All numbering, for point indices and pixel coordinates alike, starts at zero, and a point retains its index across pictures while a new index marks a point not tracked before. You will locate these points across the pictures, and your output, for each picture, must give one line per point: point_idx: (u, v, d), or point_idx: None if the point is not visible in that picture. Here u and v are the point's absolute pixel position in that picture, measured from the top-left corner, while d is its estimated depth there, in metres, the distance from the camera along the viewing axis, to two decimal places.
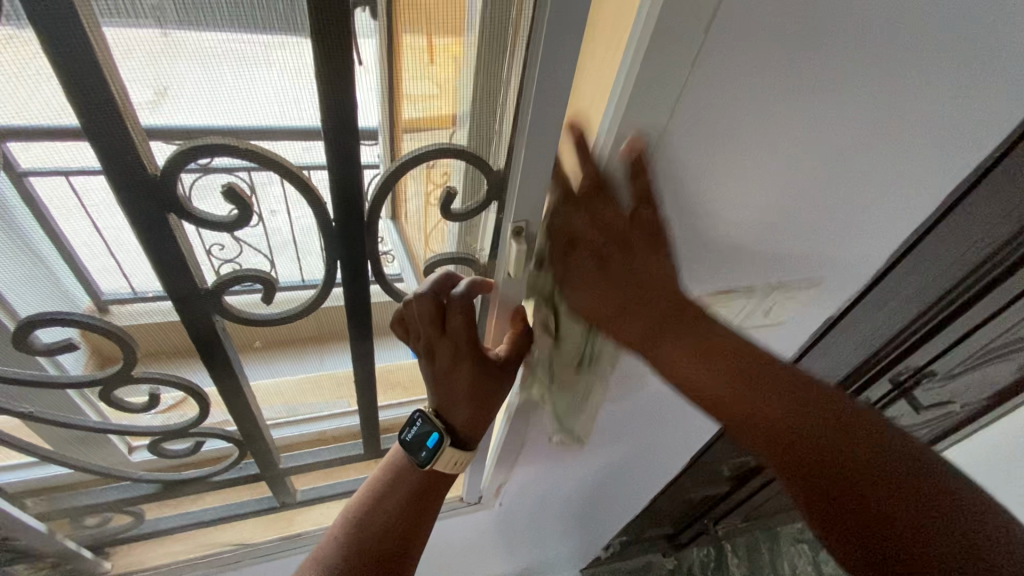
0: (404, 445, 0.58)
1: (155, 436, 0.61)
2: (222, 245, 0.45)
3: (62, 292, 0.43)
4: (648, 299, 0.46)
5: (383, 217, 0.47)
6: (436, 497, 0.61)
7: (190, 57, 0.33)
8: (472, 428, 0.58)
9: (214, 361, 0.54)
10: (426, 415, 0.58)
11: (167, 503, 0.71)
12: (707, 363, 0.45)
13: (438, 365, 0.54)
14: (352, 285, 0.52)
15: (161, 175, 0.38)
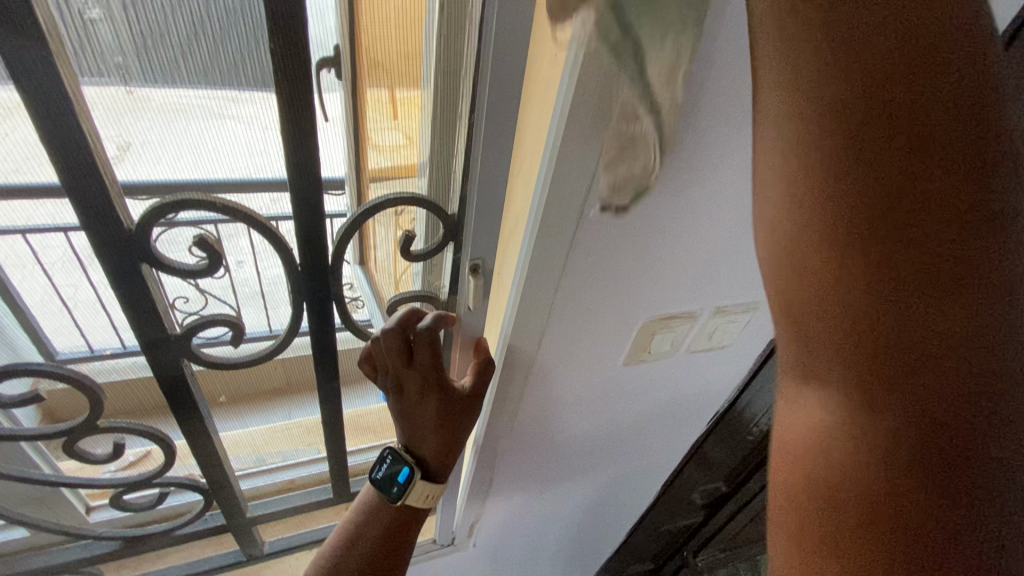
0: (375, 484, 0.59)
1: (117, 489, 0.60)
2: (185, 299, 0.47)
3: (15, 349, 0.45)
4: None
5: (350, 261, 0.51)
6: (408, 535, 0.61)
7: (150, 112, 0.36)
8: (441, 462, 0.60)
9: (181, 409, 0.55)
10: (396, 451, 0.59)
11: (127, 562, 0.69)
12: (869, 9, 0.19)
13: (405, 401, 0.56)
14: (319, 330, 0.54)
15: (135, 229, 0.41)
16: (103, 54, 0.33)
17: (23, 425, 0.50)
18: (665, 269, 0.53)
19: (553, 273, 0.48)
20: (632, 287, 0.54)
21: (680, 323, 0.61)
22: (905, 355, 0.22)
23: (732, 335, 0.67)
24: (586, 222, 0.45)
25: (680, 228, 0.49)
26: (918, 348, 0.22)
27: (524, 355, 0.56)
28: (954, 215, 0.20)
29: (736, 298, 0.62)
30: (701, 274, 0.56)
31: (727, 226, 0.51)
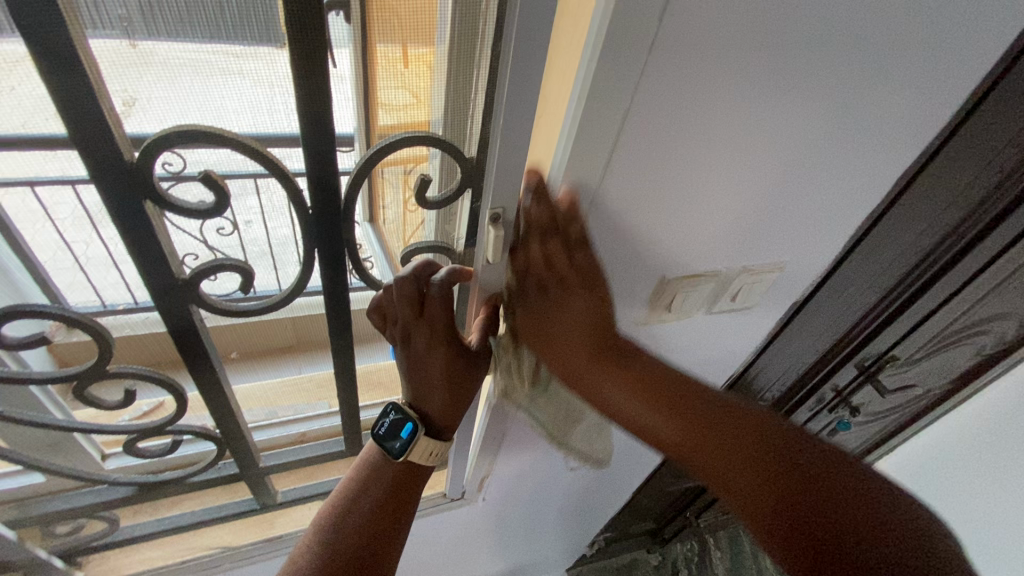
0: (378, 440, 0.58)
1: (131, 437, 0.59)
2: (196, 255, 0.46)
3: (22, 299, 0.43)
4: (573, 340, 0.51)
5: (361, 220, 0.50)
6: (410, 495, 0.60)
7: (156, 70, 0.34)
8: (446, 418, 0.59)
9: (193, 358, 0.53)
10: (399, 407, 0.58)
11: (144, 508, 0.69)
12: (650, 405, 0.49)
13: (412, 353, 0.54)
14: (331, 277, 0.52)
15: (135, 160, 0.37)
16: (106, 6, 0.31)
17: (31, 365, 0.49)
18: (693, 224, 0.50)
19: (577, 226, 0.45)
20: (657, 242, 0.51)
21: (705, 283, 0.59)
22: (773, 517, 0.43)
23: (757, 296, 0.65)
24: (614, 169, 0.42)
25: (711, 178, 0.46)
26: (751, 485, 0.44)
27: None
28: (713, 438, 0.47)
29: (762, 257, 0.59)
30: (729, 230, 0.53)
31: (758, 178, 0.49)
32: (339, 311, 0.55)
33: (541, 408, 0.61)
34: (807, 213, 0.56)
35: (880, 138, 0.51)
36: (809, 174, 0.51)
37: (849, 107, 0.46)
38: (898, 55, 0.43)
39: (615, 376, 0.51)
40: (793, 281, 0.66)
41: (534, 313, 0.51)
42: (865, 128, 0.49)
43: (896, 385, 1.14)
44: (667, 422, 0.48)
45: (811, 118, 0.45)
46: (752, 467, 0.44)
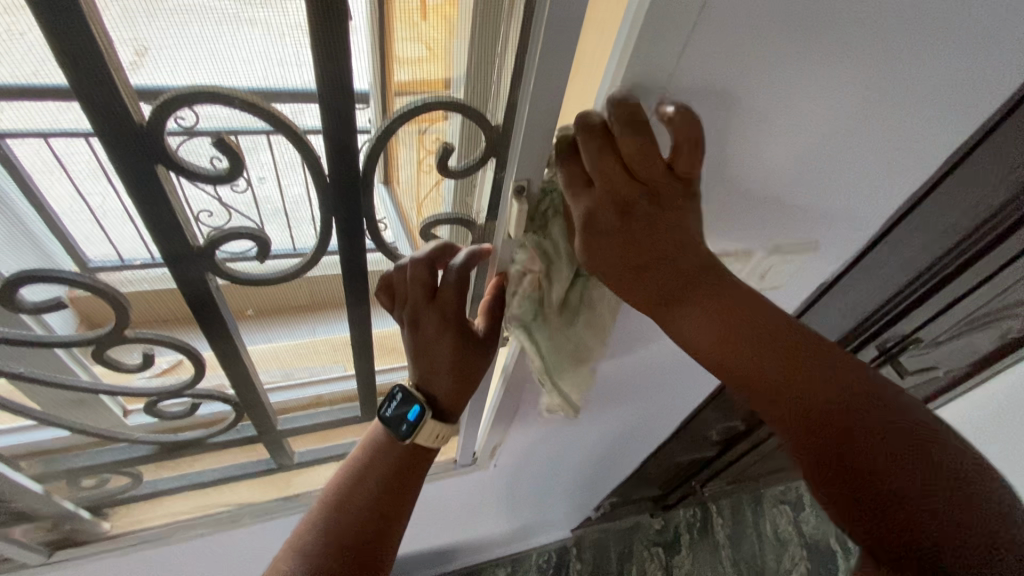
0: (384, 423, 0.58)
1: (150, 398, 0.60)
2: (210, 213, 0.43)
3: (45, 256, 0.42)
4: (715, 294, 0.46)
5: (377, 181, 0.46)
6: (417, 474, 0.60)
7: (165, 15, 0.31)
8: (453, 402, 0.59)
9: (208, 322, 0.52)
10: (406, 390, 0.58)
11: (165, 465, 0.70)
12: (706, 316, 0.46)
13: (421, 336, 0.54)
14: (348, 248, 0.50)
15: (147, 123, 0.36)
16: None
17: (56, 331, 0.49)
18: (726, 194, 0.48)
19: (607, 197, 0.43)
20: None
21: (734, 261, 0.57)
22: (801, 391, 0.44)
23: (786, 277, 0.62)
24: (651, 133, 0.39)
25: (749, 146, 0.44)
26: (810, 409, 0.44)
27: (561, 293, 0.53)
28: (767, 356, 0.45)
29: (795, 235, 0.57)
30: (762, 204, 0.50)
31: (800, 150, 0.46)
32: (357, 278, 0.54)
33: (559, 333, 0.54)
34: (847, 192, 0.53)
35: (937, 110, 0.47)
36: (854, 147, 0.48)
37: (905, 79, 0.42)
38: (968, 21, 0.39)
39: (700, 312, 0.46)
40: (824, 260, 0.64)
41: (628, 238, 0.45)
42: (922, 104, 0.45)
43: (916, 366, 1.12)
44: (692, 324, 0.47)
45: (863, 90, 0.42)
46: (791, 369, 0.44)
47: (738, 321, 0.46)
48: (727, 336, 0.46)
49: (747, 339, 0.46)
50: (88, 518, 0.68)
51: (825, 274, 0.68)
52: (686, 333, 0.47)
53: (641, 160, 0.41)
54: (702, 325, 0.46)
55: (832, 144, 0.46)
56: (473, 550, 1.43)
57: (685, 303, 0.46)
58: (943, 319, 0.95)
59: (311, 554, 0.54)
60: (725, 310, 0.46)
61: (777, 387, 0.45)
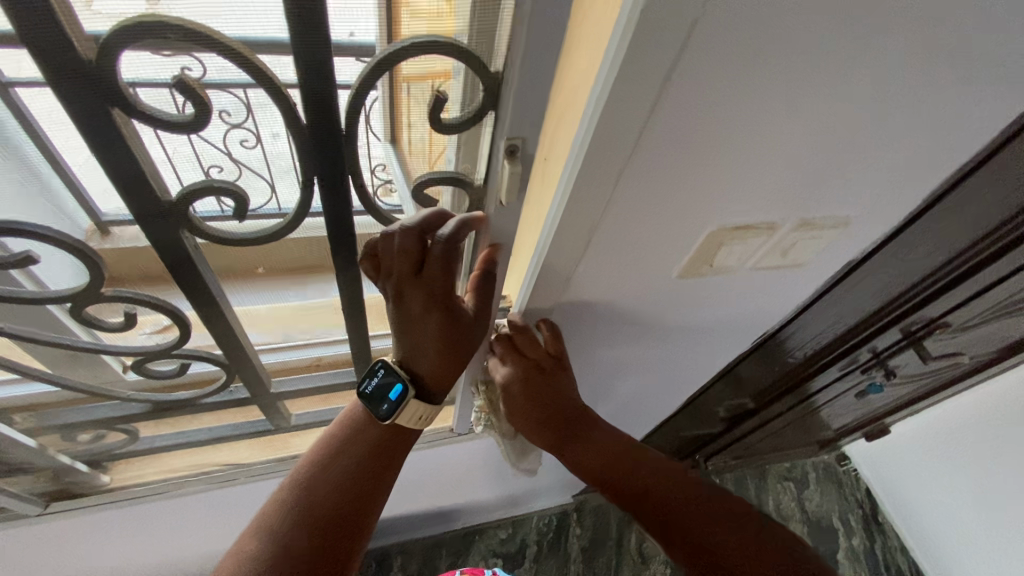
0: (364, 399, 0.57)
1: (136, 358, 0.57)
2: (220, 168, 0.40)
3: (60, 211, 0.40)
4: (596, 431, 0.67)
5: (381, 140, 0.42)
6: (394, 457, 0.61)
7: None
8: (439, 381, 0.58)
9: (189, 286, 0.50)
10: (389, 365, 0.57)
11: (162, 422, 0.69)
12: (588, 449, 0.66)
13: (405, 310, 0.52)
14: (332, 214, 0.47)
15: (94, 61, 0.31)
16: None
17: (47, 286, 0.46)
18: (753, 164, 0.43)
19: (612, 165, 0.38)
20: (706, 188, 0.44)
21: (757, 235, 0.52)
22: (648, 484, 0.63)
23: (812, 254, 0.57)
24: (670, 91, 0.34)
25: (783, 110, 0.38)
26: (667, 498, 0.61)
27: (558, 272, 0.49)
28: (628, 475, 0.64)
29: (827, 209, 0.52)
30: (790, 175, 0.45)
31: (839, 114, 0.40)
32: (345, 246, 0.51)
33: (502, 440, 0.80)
34: (886, 160, 0.48)
35: (999, 66, 0.41)
36: (900, 111, 0.42)
37: (969, 29, 0.36)
38: None
39: (584, 443, 0.67)
40: (851, 238, 0.59)
41: (533, 390, 0.64)
42: (984, 59, 0.39)
43: (939, 352, 1.07)
44: (586, 457, 0.66)
45: (920, 41, 0.36)
46: (636, 478, 0.63)
47: (610, 452, 0.66)
48: (604, 464, 0.65)
49: (617, 464, 0.65)
50: (85, 471, 0.69)
51: (855, 251, 0.63)
52: (577, 452, 0.66)
53: (530, 347, 0.63)
54: (591, 453, 0.66)
55: (877, 105, 0.41)
56: (474, 512, 1.46)
57: (575, 443, 0.67)
58: (977, 304, 0.90)
59: (281, 531, 0.54)
60: (604, 440, 0.67)
61: (624, 490, 0.63)
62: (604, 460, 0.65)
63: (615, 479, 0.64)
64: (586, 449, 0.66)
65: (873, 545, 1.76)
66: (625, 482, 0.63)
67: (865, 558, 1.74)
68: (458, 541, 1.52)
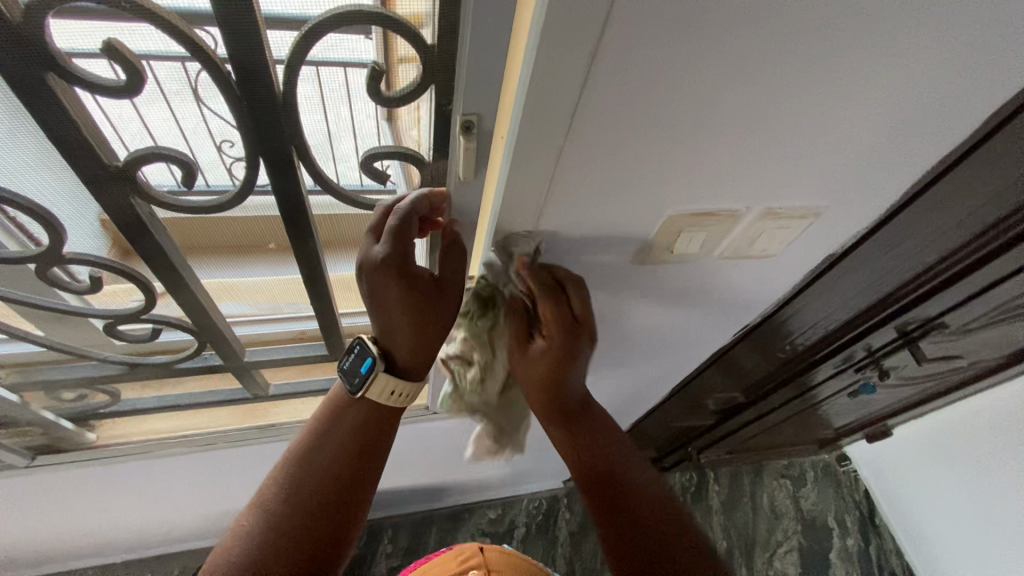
0: (341, 373, 0.59)
1: (109, 320, 0.59)
2: (231, 142, 0.43)
3: (69, 190, 0.43)
4: (572, 406, 0.73)
5: (380, 118, 0.43)
6: (379, 441, 0.61)
7: None
8: (412, 361, 0.57)
9: (151, 253, 0.51)
10: (363, 341, 0.57)
11: (142, 386, 0.72)
12: (557, 416, 0.73)
13: (372, 295, 0.52)
14: (281, 188, 0.47)
15: (24, 24, 0.32)
16: None
17: (36, 245, 0.48)
18: (705, 145, 0.42)
19: (548, 139, 0.38)
20: (655, 170, 0.43)
21: (720, 224, 0.51)
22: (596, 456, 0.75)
23: (782, 245, 0.56)
24: (601, 62, 0.34)
25: (729, 89, 0.38)
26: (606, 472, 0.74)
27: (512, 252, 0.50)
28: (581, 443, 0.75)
29: (792, 198, 0.50)
30: (747, 158, 0.44)
31: (791, 95, 0.39)
32: (299, 223, 0.51)
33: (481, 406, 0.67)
34: (852, 147, 0.46)
35: (963, 47, 0.39)
36: (860, 93, 0.41)
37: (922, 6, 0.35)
38: None
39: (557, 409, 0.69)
40: (826, 231, 0.58)
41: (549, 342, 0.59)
42: (942, 39, 0.38)
43: (937, 354, 1.04)
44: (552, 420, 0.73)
45: (867, 18, 0.35)
46: (586, 448, 0.75)
47: (572, 425, 0.74)
48: (570, 428, 0.75)
49: (576, 433, 0.75)
50: (69, 429, 0.72)
51: (831, 245, 0.61)
52: (547, 417, 0.72)
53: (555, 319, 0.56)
54: (559, 418, 0.73)
55: (830, 86, 0.40)
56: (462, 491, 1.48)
57: (551, 408, 0.71)
58: (975, 306, 0.86)
59: (274, 515, 0.58)
60: (578, 414, 0.74)
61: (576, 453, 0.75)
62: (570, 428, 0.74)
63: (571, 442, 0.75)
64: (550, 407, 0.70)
65: (867, 546, 1.75)
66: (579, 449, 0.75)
67: (858, 559, 1.72)
68: (448, 518, 1.56)
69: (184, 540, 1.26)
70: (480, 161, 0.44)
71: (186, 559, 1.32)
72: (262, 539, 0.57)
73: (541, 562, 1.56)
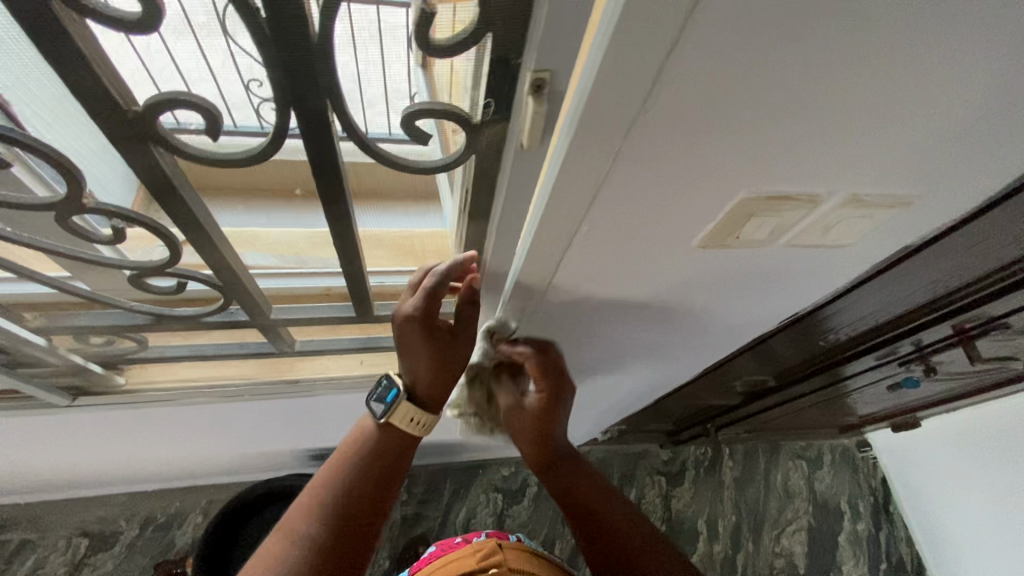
0: (370, 402, 0.66)
1: (134, 272, 0.57)
2: (259, 82, 0.38)
3: (97, 141, 0.41)
4: (558, 451, 0.80)
5: (412, 62, 0.38)
6: (398, 463, 0.66)
7: None
8: (429, 394, 0.64)
9: (175, 207, 0.48)
10: (390, 377, 0.65)
11: (168, 335, 0.71)
12: (546, 462, 0.81)
13: (402, 344, 0.60)
14: (312, 141, 0.43)
15: None
16: None
17: (58, 189, 0.45)
18: (802, 123, 0.36)
19: (622, 106, 0.33)
20: (735, 149, 0.38)
21: (795, 209, 0.45)
22: (588, 498, 0.79)
23: (857, 236, 0.50)
24: (703, 13, 0.28)
25: (850, 56, 0.31)
26: (596, 511, 0.77)
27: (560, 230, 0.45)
28: (572, 488, 0.80)
29: (884, 186, 0.44)
30: (844, 138, 0.38)
31: (917, 67, 0.33)
32: (329, 182, 0.47)
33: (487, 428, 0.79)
34: (968, 134, 0.40)
35: None
36: (999, 69, 0.34)
37: None
38: None
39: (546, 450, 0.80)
40: (908, 223, 0.51)
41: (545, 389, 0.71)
42: None
43: (990, 354, 0.97)
44: (541, 464, 0.81)
45: None
46: (574, 494, 0.80)
47: (559, 472, 0.81)
48: (558, 473, 0.81)
49: (564, 479, 0.81)
50: (98, 372, 0.72)
51: (910, 238, 0.55)
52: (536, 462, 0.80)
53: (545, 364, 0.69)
54: (546, 463, 0.81)
55: (968, 58, 0.33)
56: (478, 449, 1.50)
57: (538, 451, 0.80)
58: None
59: (298, 533, 0.60)
60: (562, 460, 0.81)
61: (567, 498, 0.80)
62: (558, 474, 0.81)
63: (563, 488, 0.81)
64: (539, 450, 0.80)
65: (878, 532, 1.75)
66: (568, 494, 0.80)
67: (867, 543, 1.73)
68: (462, 472, 1.59)
69: (210, 475, 1.32)
70: (548, 124, 0.39)
71: (210, 493, 1.38)
72: (292, 562, 0.57)
73: (551, 522, 1.59)
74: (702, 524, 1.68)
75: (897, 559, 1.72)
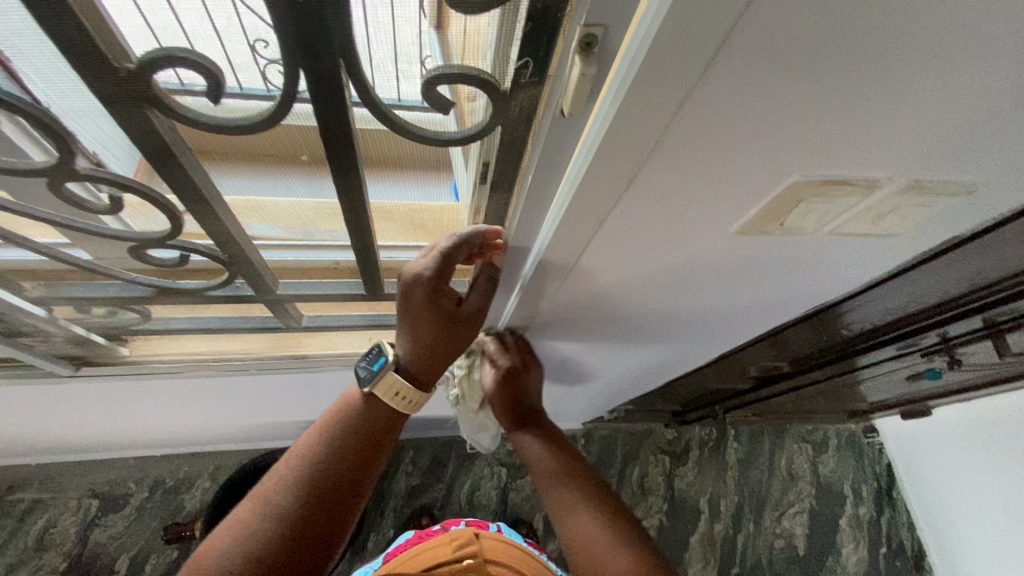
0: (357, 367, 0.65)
1: (134, 243, 0.54)
2: (266, 44, 0.34)
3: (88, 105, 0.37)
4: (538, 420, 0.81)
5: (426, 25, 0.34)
6: (379, 440, 0.64)
7: None
8: (419, 368, 0.63)
9: (177, 175, 0.45)
10: (382, 346, 0.64)
11: (172, 308, 0.68)
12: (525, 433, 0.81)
13: (406, 301, 0.58)
14: (324, 104, 0.39)
15: None
16: None
17: (53, 151, 0.41)
18: (880, 101, 0.32)
19: (678, 71, 0.29)
20: (796, 129, 0.34)
21: (849, 194, 0.41)
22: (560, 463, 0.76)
23: (911, 224, 0.47)
24: None
25: (955, 25, 0.27)
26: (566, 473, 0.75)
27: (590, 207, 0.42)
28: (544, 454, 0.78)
29: (951, 173, 0.40)
30: (921, 121, 0.34)
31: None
32: (341, 151, 0.44)
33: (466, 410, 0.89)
34: None
35: None
36: None
37: None
38: None
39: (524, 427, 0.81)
40: (967, 213, 0.47)
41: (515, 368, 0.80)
42: None
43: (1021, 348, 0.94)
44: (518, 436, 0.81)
45: None
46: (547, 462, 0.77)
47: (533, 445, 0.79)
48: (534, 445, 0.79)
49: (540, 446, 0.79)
50: (102, 344, 0.70)
51: (964, 228, 0.51)
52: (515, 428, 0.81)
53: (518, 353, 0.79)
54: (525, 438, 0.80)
55: None
56: None
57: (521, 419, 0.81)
58: None
59: (276, 503, 0.57)
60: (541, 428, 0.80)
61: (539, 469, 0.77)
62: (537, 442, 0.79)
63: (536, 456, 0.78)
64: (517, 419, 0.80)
65: (880, 516, 1.75)
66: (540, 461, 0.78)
67: (868, 527, 1.74)
68: (468, 446, 1.59)
69: (218, 442, 1.32)
70: (592, 90, 0.35)
71: (218, 460, 1.39)
72: (267, 534, 0.56)
73: None
74: (704, 503, 1.69)
75: (898, 543, 1.73)
